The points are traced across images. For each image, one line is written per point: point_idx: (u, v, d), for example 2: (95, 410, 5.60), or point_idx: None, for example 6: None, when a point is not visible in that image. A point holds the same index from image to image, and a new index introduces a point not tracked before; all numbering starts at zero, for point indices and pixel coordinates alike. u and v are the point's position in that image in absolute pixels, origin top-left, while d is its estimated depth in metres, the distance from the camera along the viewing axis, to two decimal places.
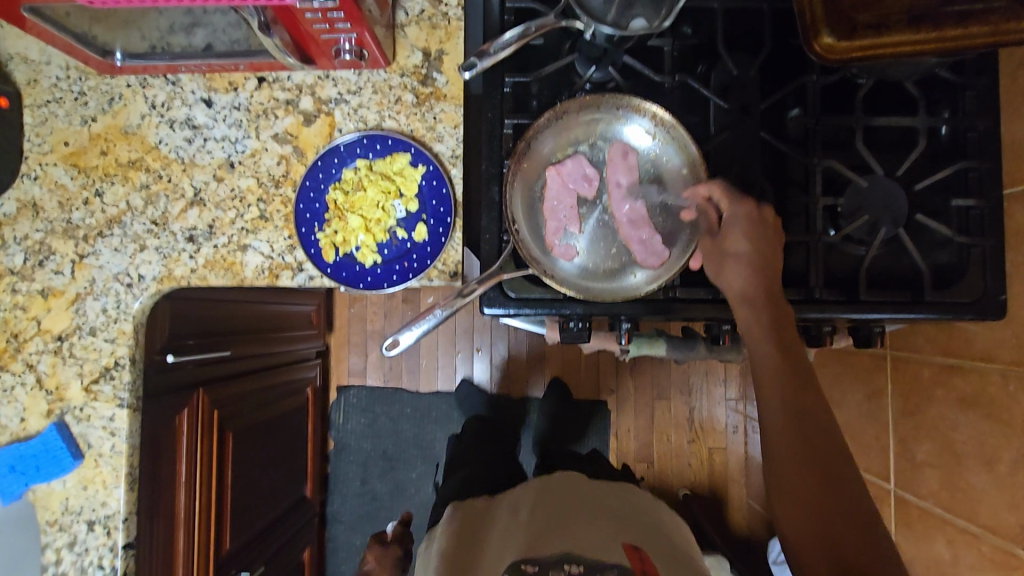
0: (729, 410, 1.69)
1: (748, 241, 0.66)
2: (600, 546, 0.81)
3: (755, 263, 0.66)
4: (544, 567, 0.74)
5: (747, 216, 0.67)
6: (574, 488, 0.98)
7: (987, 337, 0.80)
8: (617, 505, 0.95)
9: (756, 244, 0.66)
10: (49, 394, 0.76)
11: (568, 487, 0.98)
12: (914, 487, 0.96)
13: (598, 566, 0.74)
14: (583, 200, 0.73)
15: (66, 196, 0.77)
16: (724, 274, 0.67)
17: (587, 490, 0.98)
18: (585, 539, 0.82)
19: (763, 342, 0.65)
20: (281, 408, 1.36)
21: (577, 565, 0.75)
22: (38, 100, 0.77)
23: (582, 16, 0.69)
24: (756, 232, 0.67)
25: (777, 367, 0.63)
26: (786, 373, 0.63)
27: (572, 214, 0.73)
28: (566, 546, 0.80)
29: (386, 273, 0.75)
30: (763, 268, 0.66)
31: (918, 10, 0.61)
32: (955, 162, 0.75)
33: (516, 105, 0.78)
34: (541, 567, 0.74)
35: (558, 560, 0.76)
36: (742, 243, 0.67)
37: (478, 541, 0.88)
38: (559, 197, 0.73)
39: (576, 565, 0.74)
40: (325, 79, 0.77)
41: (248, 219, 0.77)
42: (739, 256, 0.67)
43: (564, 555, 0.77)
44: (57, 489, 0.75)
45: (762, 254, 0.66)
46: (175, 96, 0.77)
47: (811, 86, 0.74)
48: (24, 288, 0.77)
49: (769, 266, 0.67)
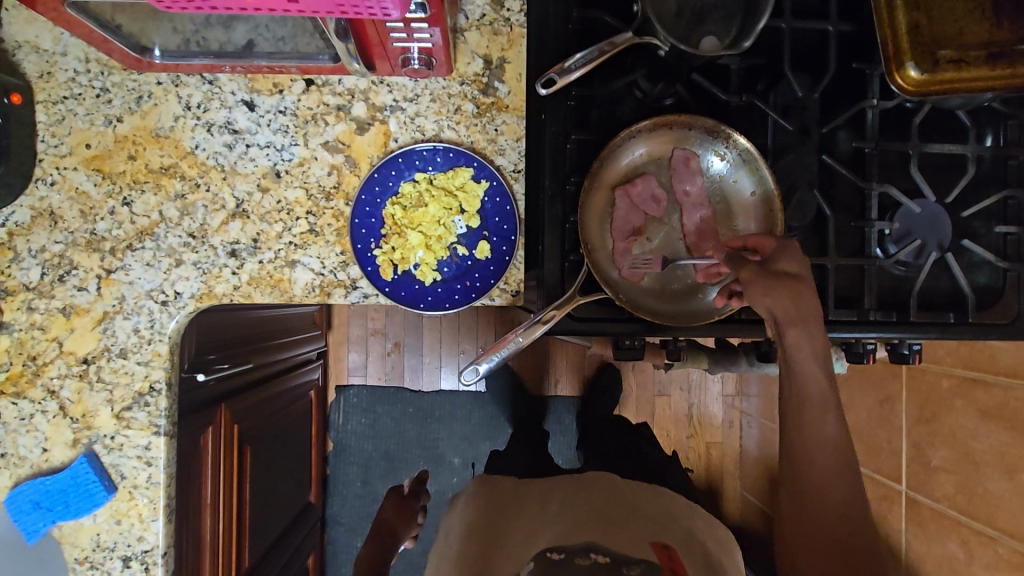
0: (725, 406, 1.74)
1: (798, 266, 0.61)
2: (632, 539, 0.78)
3: (800, 290, 0.59)
4: (570, 555, 0.74)
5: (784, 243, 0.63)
6: (612, 488, 0.93)
7: (1012, 354, 0.85)
8: (654, 508, 0.88)
9: (798, 270, 0.61)
10: (73, 423, 0.70)
11: (604, 483, 0.95)
12: (927, 490, 1.02)
13: (626, 558, 0.73)
14: (651, 221, 0.73)
15: (88, 204, 0.70)
16: (769, 298, 0.59)
17: (624, 491, 0.93)
18: (618, 533, 0.80)
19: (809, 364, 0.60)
20: (289, 417, 1.30)
21: (604, 555, 0.74)
22: (54, 95, 0.69)
23: (661, 33, 0.65)
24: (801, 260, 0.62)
25: (821, 391, 0.60)
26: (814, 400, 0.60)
27: (640, 235, 0.72)
28: (595, 537, 0.78)
29: (447, 293, 0.73)
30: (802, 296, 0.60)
31: (995, 47, 0.62)
32: (997, 189, 0.78)
33: (579, 119, 0.75)
34: (566, 555, 0.74)
35: (584, 548, 0.76)
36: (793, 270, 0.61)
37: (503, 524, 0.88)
38: (628, 216, 0.72)
39: (602, 556, 0.74)
40: (378, 84, 0.72)
41: (296, 233, 0.72)
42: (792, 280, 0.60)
43: (592, 543, 0.77)
44: (86, 525, 0.69)
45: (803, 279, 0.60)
46: (213, 97, 0.71)
47: (870, 111, 0.75)
48: (42, 306, 0.70)
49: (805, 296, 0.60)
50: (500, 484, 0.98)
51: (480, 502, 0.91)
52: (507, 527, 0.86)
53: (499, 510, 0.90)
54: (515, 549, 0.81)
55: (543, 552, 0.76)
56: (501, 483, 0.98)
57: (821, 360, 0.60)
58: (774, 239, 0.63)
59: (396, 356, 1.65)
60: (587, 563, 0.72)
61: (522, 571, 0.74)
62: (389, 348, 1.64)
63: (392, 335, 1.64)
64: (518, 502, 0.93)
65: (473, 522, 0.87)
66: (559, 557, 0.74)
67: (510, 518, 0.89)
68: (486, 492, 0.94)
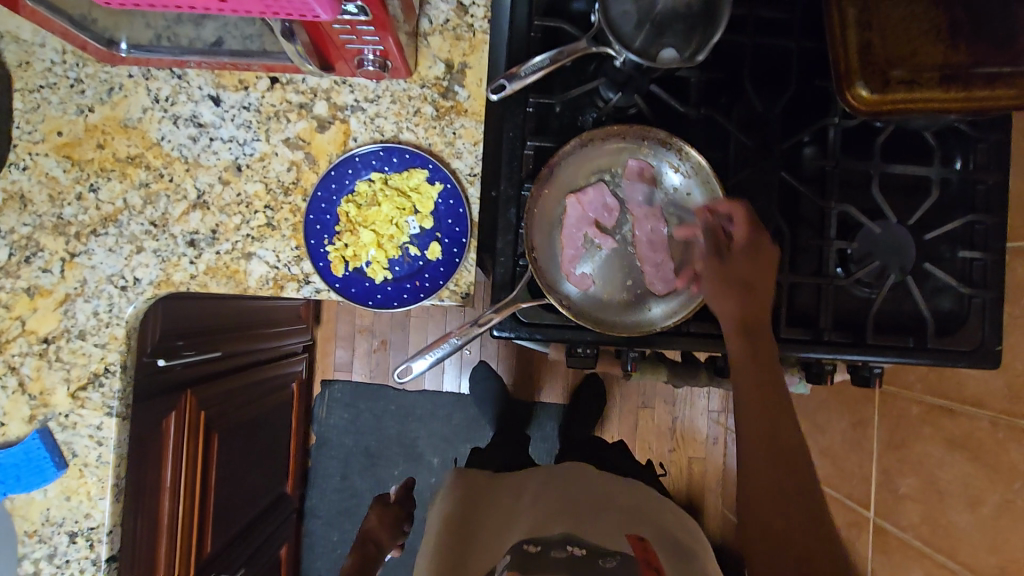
0: (710, 422, 1.69)
1: (748, 266, 0.67)
2: (605, 531, 0.79)
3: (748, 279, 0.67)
4: (546, 547, 0.73)
5: (755, 242, 0.67)
6: (583, 481, 0.93)
7: (978, 383, 0.83)
8: (625, 503, 0.89)
9: (751, 278, 0.67)
10: (32, 399, 0.73)
11: (579, 478, 0.94)
12: (894, 518, 0.99)
13: (601, 551, 0.72)
14: (602, 230, 0.73)
15: (57, 189, 0.73)
16: (718, 302, 0.67)
17: (596, 484, 0.93)
18: (590, 523, 0.81)
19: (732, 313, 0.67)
20: (267, 407, 1.32)
21: (579, 547, 0.73)
22: (30, 84, 0.72)
23: (614, 43, 0.67)
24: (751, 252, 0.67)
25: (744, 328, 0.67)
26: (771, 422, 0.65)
27: (588, 244, 0.73)
28: (569, 527, 0.79)
29: (396, 292, 0.74)
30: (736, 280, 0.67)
31: (949, 69, 0.63)
32: (963, 214, 0.76)
33: (538, 125, 0.76)
34: (541, 547, 0.73)
35: (559, 541, 0.75)
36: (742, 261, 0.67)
37: (479, 519, 0.86)
38: (580, 225, 0.72)
39: (578, 548, 0.73)
40: (341, 84, 0.74)
41: (253, 226, 0.74)
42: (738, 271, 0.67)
43: (568, 536, 0.77)
44: (38, 499, 0.72)
45: (753, 285, 0.67)
46: (180, 91, 0.73)
47: (833, 128, 0.75)
48: (8, 285, 0.73)
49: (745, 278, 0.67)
50: (474, 473, 0.95)
51: (455, 490, 0.89)
52: (482, 522, 0.86)
53: (475, 503, 0.88)
54: (492, 543, 0.83)
55: (519, 545, 0.74)
56: (475, 472, 0.95)
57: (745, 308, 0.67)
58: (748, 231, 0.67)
59: (382, 354, 1.64)
60: (563, 555, 0.71)
61: (500, 565, 0.73)
62: (375, 345, 1.64)
63: (379, 332, 1.63)
64: (494, 495, 0.92)
65: (451, 514, 0.84)
66: (536, 548, 0.73)
67: (486, 512, 0.88)
68: (462, 480, 0.92)
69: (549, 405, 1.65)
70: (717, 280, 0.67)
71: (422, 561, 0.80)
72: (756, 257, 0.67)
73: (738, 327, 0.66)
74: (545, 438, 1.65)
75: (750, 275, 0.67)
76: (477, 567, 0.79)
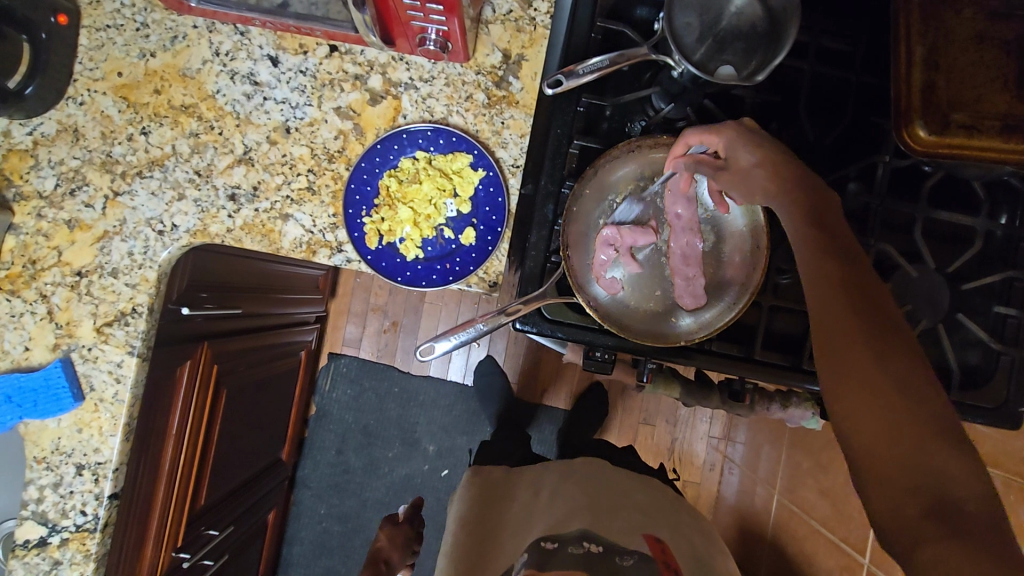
0: (709, 448, 1.66)
1: (757, 153, 0.58)
2: (624, 529, 0.79)
3: (779, 168, 0.57)
4: (563, 543, 0.75)
5: (734, 127, 0.59)
6: (602, 476, 0.91)
7: (994, 442, 0.81)
8: (643, 498, 0.89)
9: (756, 159, 0.58)
10: (57, 328, 0.74)
11: (597, 470, 0.92)
12: (888, 567, 0.97)
13: (618, 547, 0.75)
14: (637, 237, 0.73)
15: (110, 127, 0.74)
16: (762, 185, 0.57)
17: (616, 478, 0.91)
18: (611, 518, 0.81)
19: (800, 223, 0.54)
20: (275, 371, 1.33)
21: (596, 544, 0.75)
22: (98, 23, 0.74)
23: (675, 53, 0.66)
24: (757, 142, 0.58)
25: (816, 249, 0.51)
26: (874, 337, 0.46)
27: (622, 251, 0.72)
28: (586, 521, 0.79)
29: (426, 271, 0.75)
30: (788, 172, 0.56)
31: (1011, 120, 0.63)
32: (1003, 269, 0.75)
33: (586, 126, 0.76)
34: (559, 544, 0.75)
35: (577, 537, 0.76)
36: (750, 157, 0.58)
37: (494, 517, 0.86)
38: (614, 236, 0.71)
39: (594, 544, 0.75)
40: (398, 61, 0.74)
41: (294, 188, 0.75)
42: (763, 166, 0.57)
43: (585, 530, 0.78)
44: (51, 427, 0.74)
45: (787, 173, 0.56)
46: (241, 48, 0.74)
47: (881, 166, 0.74)
48: (50, 215, 0.75)
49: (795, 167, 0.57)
50: (489, 471, 0.94)
51: (471, 486, 0.89)
52: (502, 521, 0.86)
53: (491, 500, 0.88)
54: (511, 540, 0.83)
55: (537, 542, 0.77)
56: (492, 471, 0.94)
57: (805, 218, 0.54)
58: (725, 136, 0.59)
59: (392, 335, 1.65)
60: (579, 551, 0.73)
61: (519, 563, 0.76)
62: (386, 326, 1.65)
63: (391, 314, 1.65)
64: (510, 491, 0.91)
65: (466, 514, 0.84)
66: (552, 546, 0.75)
67: (502, 510, 0.87)
68: (478, 477, 0.91)
69: (549, 408, 1.64)
70: (764, 180, 0.57)
71: (441, 561, 0.81)
72: (762, 146, 0.58)
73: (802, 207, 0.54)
74: (542, 441, 1.64)
75: (773, 167, 0.57)
76: (495, 565, 0.80)
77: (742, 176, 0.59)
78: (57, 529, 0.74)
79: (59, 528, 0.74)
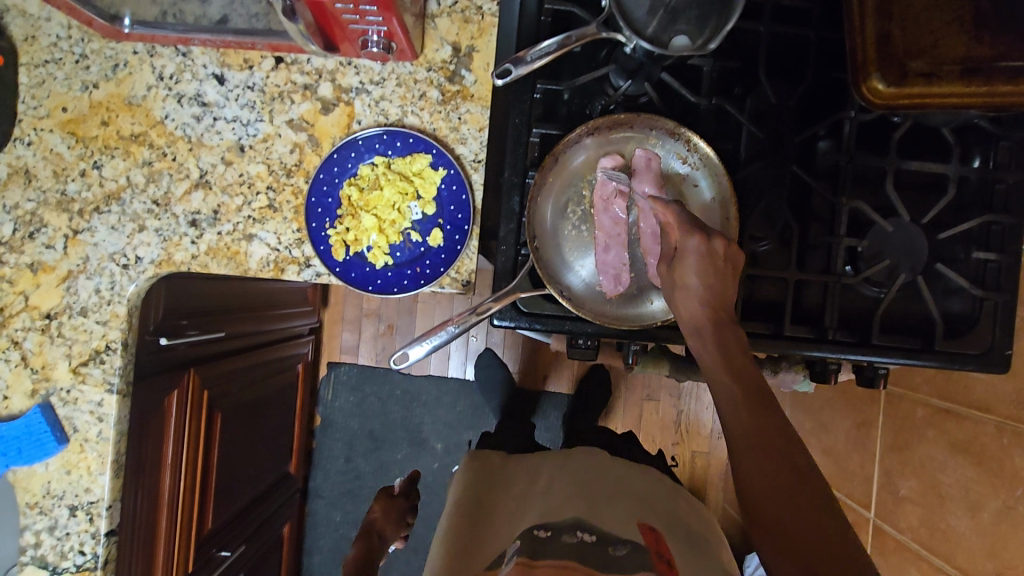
0: (715, 417, 1.65)
1: (699, 278, 0.59)
2: (620, 518, 0.76)
3: (716, 269, 0.59)
4: (556, 532, 0.71)
5: (697, 248, 0.59)
6: (597, 464, 0.91)
7: (987, 387, 0.80)
8: (639, 486, 0.88)
9: (706, 277, 0.59)
10: (34, 373, 0.74)
11: (595, 457, 0.93)
12: (893, 519, 0.97)
13: (612, 537, 0.71)
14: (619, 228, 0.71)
15: (62, 164, 0.73)
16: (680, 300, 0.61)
17: (612, 464, 0.92)
18: (606, 507, 0.78)
19: (688, 301, 0.60)
20: (270, 388, 1.32)
21: (590, 533, 0.71)
22: (36, 59, 0.72)
23: (625, 29, 0.64)
24: (710, 268, 0.59)
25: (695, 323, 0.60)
26: (726, 341, 0.59)
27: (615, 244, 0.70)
28: (581, 511, 0.77)
29: (396, 277, 0.74)
30: (715, 303, 0.59)
31: (971, 64, 0.62)
32: (979, 214, 0.74)
33: (545, 112, 0.75)
34: (552, 533, 0.72)
35: (571, 526, 0.73)
36: (693, 279, 0.59)
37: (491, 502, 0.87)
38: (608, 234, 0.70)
39: (589, 534, 0.71)
40: (346, 66, 0.72)
41: (255, 207, 0.74)
42: (687, 290, 0.60)
43: (579, 520, 0.74)
44: (39, 472, 0.73)
45: (717, 300, 0.59)
46: (185, 69, 0.72)
47: (847, 122, 0.73)
48: (12, 260, 0.74)
49: (722, 279, 0.59)
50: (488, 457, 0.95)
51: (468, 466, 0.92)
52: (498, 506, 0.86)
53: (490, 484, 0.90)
54: (503, 529, 0.81)
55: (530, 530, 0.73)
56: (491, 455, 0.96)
57: (703, 299, 0.59)
58: (700, 242, 0.59)
59: (387, 339, 1.63)
60: (573, 540, 0.70)
61: (510, 551, 0.72)
62: (381, 329, 1.63)
63: (384, 317, 1.63)
64: (508, 479, 0.92)
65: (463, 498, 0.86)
66: (545, 534, 0.71)
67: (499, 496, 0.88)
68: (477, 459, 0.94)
69: (549, 395, 1.64)
70: (711, 334, 0.59)
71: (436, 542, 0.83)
72: (704, 275, 0.59)
73: (709, 310, 0.59)
74: (546, 429, 1.64)
75: (714, 279, 0.59)
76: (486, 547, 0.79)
77: (676, 277, 0.61)
78: (57, 571, 0.74)
79: (60, 570, 0.74)
